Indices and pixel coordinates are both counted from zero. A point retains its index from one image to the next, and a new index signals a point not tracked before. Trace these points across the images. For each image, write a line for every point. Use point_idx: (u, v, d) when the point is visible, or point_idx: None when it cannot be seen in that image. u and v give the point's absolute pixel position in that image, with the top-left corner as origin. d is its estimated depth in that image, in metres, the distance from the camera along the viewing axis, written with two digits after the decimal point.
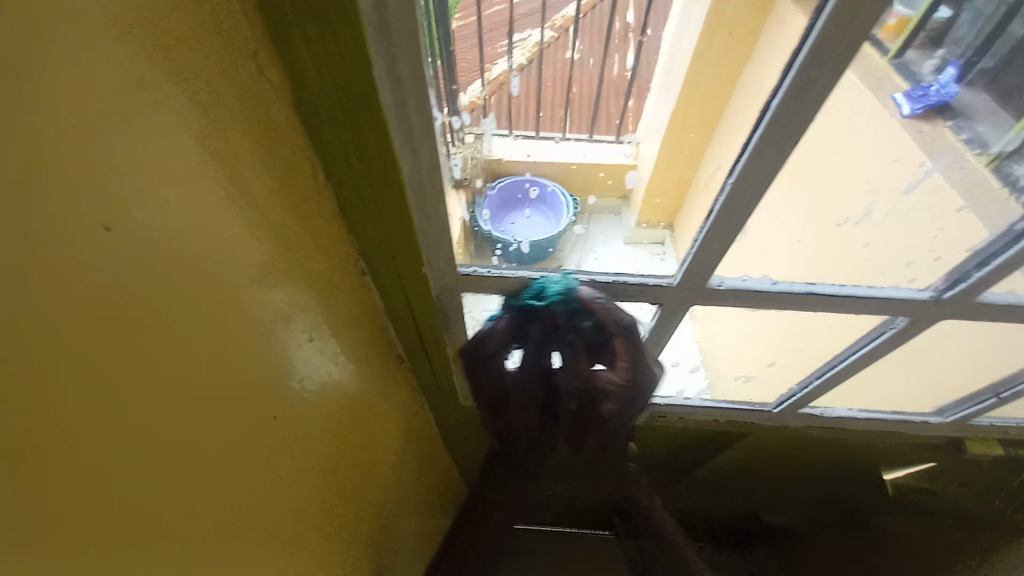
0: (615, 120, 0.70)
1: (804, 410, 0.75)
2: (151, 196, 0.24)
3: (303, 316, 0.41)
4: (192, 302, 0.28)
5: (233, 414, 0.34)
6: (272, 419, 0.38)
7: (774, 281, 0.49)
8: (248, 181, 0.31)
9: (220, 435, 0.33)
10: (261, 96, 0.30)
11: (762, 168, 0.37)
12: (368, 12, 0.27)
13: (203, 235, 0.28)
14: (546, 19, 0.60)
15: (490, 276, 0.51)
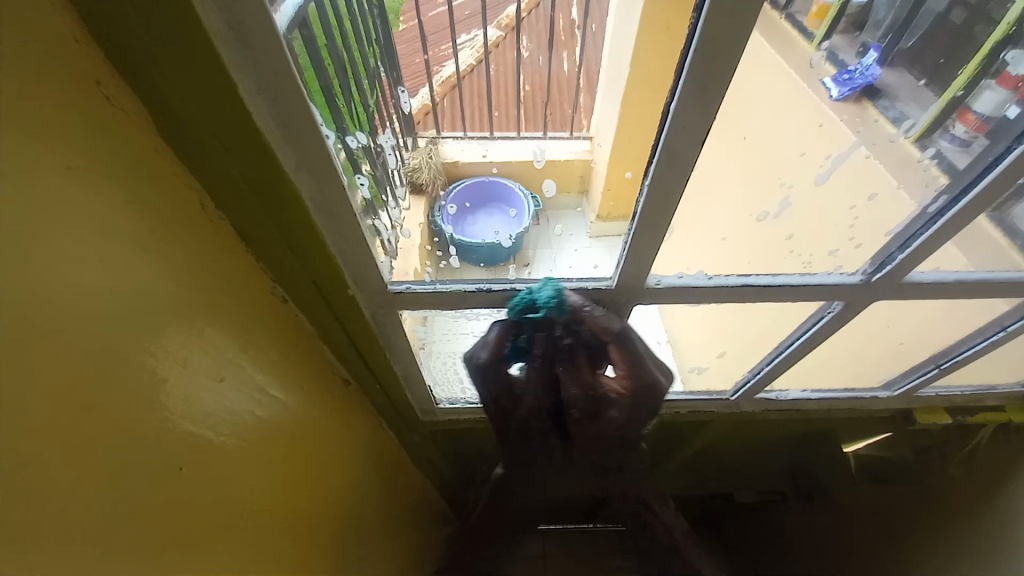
0: (568, 114, 0.63)
1: (760, 395, 0.77)
2: None
3: (208, 355, 0.37)
4: (47, 354, 0.25)
5: (131, 471, 0.30)
6: (180, 470, 0.34)
7: (709, 276, 0.49)
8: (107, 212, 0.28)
9: (115, 497, 0.29)
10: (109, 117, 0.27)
11: (677, 166, 0.36)
12: (218, 23, 0.26)
13: (50, 276, 0.25)
14: (490, 20, 0.59)
15: (426, 292, 0.49)
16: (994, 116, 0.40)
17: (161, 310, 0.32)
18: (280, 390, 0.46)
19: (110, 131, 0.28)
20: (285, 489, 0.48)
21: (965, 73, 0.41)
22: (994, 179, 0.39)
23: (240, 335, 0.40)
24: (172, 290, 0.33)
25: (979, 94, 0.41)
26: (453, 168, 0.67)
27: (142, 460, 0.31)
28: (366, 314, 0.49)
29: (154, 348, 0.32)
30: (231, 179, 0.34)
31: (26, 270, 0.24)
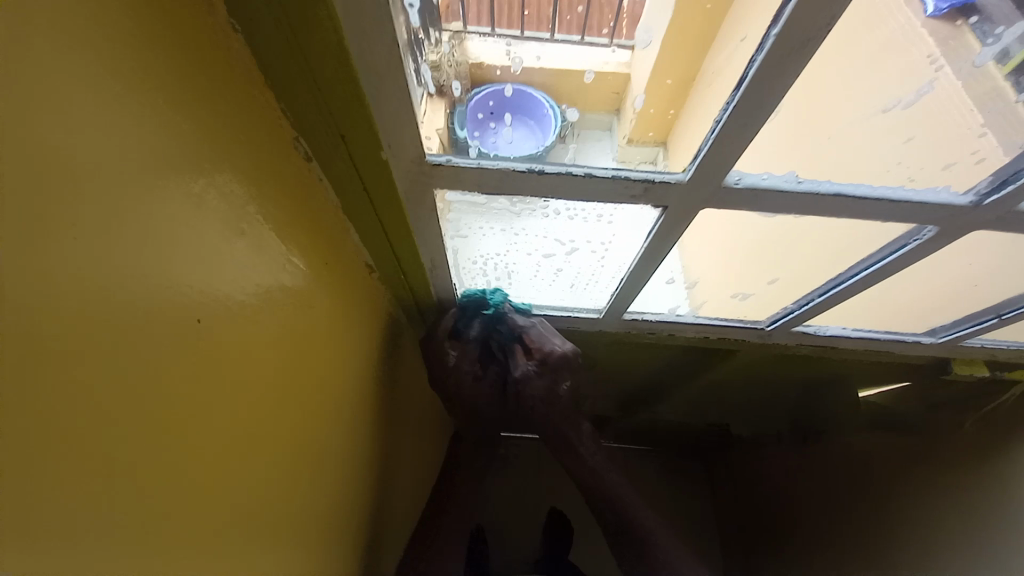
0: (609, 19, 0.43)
1: (797, 329, 0.73)
2: None
3: (224, 203, 0.32)
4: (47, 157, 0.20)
5: (154, 321, 0.26)
6: (197, 324, 0.30)
7: (799, 180, 0.41)
8: None
9: (135, 344, 0.25)
10: None
11: (813, 17, 0.28)
12: None
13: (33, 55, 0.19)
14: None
15: (469, 168, 0.42)
16: None
17: (167, 139, 0.27)
18: (304, 262, 0.42)
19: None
20: (311, 367, 0.45)
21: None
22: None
23: (259, 189, 0.35)
24: (180, 115, 0.27)
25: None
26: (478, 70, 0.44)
27: (168, 310, 0.27)
28: (400, 188, 0.43)
29: (164, 183, 0.27)
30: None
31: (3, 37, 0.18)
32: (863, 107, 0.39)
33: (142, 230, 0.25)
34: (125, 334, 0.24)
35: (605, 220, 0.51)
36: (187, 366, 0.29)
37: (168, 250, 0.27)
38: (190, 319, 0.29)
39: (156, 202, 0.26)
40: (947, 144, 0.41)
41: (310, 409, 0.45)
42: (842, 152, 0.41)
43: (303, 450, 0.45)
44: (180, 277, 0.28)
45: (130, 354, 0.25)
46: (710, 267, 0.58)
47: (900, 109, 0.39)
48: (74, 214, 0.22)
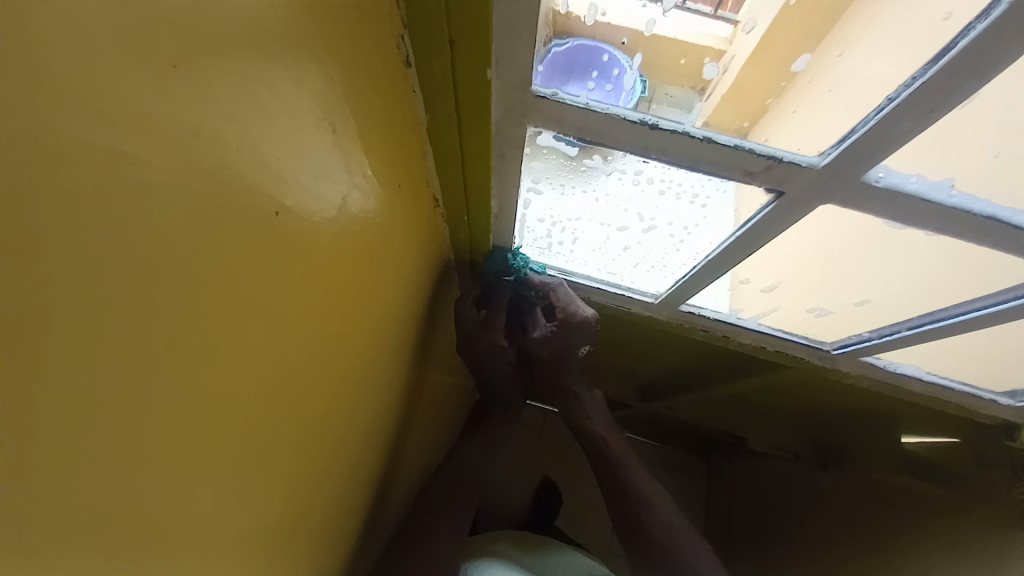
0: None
1: (864, 360, 0.67)
2: None
3: (323, 94, 0.29)
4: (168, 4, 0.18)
5: (234, 205, 0.25)
6: (273, 215, 0.28)
7: (950, 192, 0.36)
8: None
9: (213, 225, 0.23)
10: None
11: None
12: None
13: None
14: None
15: (576, 107, 0.37)
16: None
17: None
18: (379, 179, 0.39)
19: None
20: (363, 285, 0.43)
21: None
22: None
23: (355, 80, 0.31)
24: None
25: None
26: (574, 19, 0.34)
27: (249, 198, 0.25)
28: (494, 115, 0.39)
29: (272, 57, 0.24)
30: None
31: None
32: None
33: (238, 90, 0.22)
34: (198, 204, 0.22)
35: (700, 200, 0.46)
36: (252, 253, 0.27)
37: (256, 123, 0.24)
38: (262, 203, 0.27)
39: (257, 65, 0.23)
40: None
41: (351, 327, 0.44)
42: (1017, 173, 0.34)
43: (337, 363, 0.44)
44: (261, 159, 0.25)
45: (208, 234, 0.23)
46: (795, 274, 0.53)
47: None
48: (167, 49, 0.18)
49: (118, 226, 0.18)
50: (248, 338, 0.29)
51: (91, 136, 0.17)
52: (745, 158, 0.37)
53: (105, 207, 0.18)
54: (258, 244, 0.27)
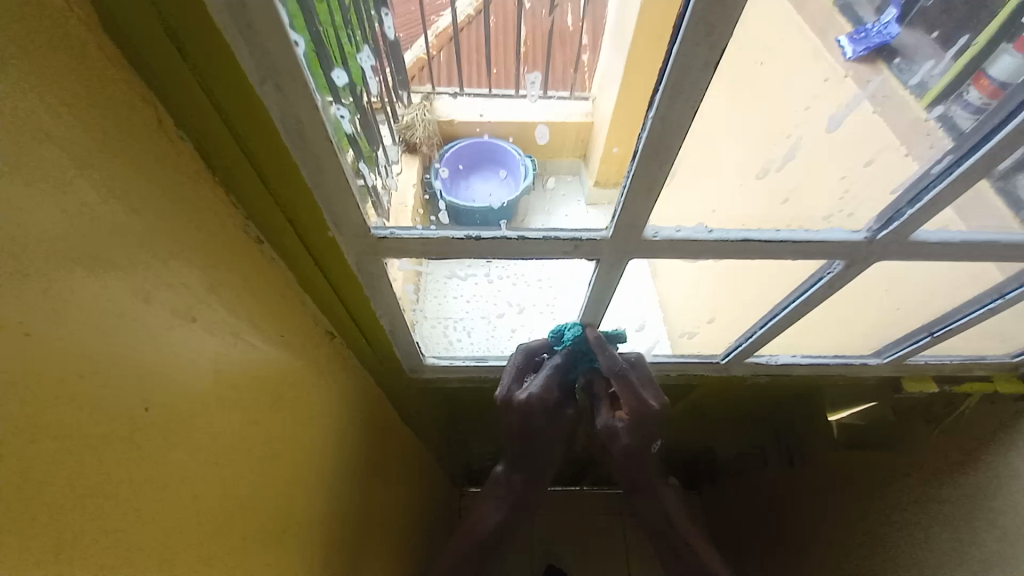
0: (572, 74, 0.60)
1: (751, 359, 0.76)
2: None
3: (176, 295, 0.34)
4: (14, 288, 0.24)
5: (99, 413, 0.29)
6: (141, 411, 0.31)
7: (709, 230, 0.46)
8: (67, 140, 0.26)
9: (72, 442, 0.27)
10: (57, 38, 0.25)
11: (688, 98, 0.33)
12: None
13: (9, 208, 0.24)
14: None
15: (412, 239, 0.46)
16: (1011, 83, 0.36)
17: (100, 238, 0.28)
18: (258, 338, 0.44)
19: (26, 10, 0.23)
20: (264, 436, 0.46)
21: (990, 28, 0.36)
22: (993, 148, 0.38)
23: (208, 270, 0.37)
24: (118, 213, 0.29)
25: (996, 56, 0.36)
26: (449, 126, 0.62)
27: (114, 405, 0.30)
28: (350, 259, 0.47)
29: (117, 286, 0.30)
30: (186, 82, 0.30)
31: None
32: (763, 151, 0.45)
33: (68, 325, 0.27)
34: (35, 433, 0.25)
35: (545, 281, 0.55)
36: (115, 451, 0.30)
37: (97, 345, 0.28)
38: (122, 405, 0.30)
39: (102, 296, 0.29)
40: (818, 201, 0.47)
41: (261, 479, 0.45)
42: (748, 194, 0.47)
43: (253, 520, 0.45)
44: (107, 370, 0.29)
45: (72, 450, 0.27)
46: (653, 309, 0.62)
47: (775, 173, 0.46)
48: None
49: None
50: (128, 530, 0.31)
51: None
52: (556, 244, 0.47)
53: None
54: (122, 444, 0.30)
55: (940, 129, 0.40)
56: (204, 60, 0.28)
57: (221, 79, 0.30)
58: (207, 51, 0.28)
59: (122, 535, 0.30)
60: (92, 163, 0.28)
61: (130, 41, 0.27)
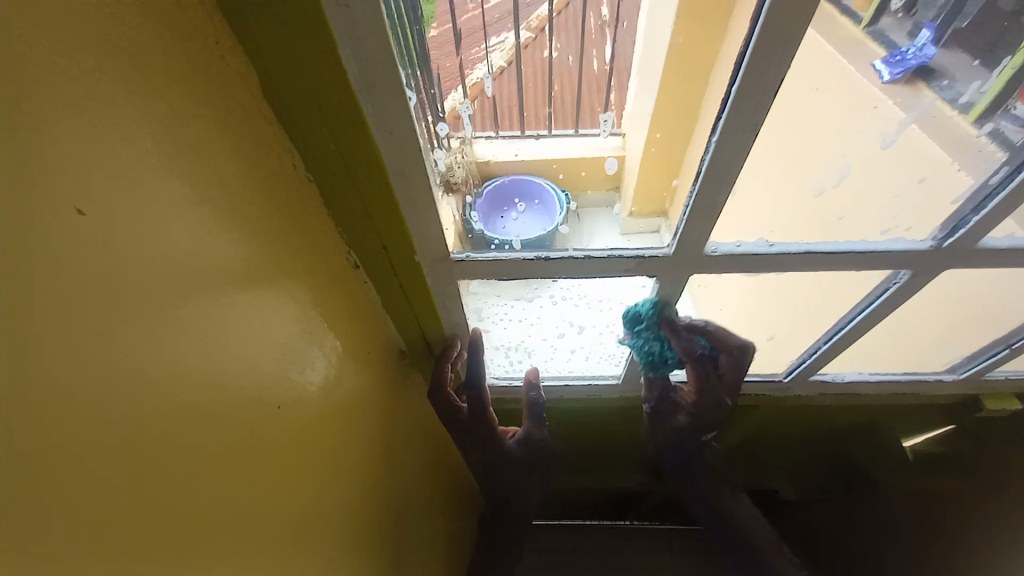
0: (600, 110, 0.69)
1: (814, 377, 0.75)
2: (144, 197, 0.26)
3: (288, 310, 0.40)
4: (186, 299, 0.29)
5: (227, 408, 0.33)
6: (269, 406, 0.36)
7: (770, 244, 0.48)
8: (230, 179, 0.32)
9: (209, 432, 0.31)
10: (234, 99, 0.31)
11: (747, 119, 0.36)
12: (336, 18, 0.29)
13: (189, 231, 0.29)
14: (522, 20, 0.56)
15: (485, 261, 0.50)
16: None
17: (240, 265, 0.34)
18: (342, 352, 0.49)
19: (216, 84, 0.30)
20: (342, 443, 0.50)
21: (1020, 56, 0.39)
22: None
23: (313, 290, 0.42)
24: (257, 245, 0.35)
25: None
26: (485, 168, 0.64)
27: (239, 401, 0.34)
28: (431, 282, 0.51)
29: (252, 300, 0.35)
30: (319, 133, 0.35)
31: (180, 230, 0.29)
32: (819, 170, 0.47)
33: (214, 335, 0.31)
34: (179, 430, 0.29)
35: (605, 301, 0.59)
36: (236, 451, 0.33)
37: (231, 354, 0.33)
38: (239, 406, 0.34)
39: (240, 307, 0.34)
40: (874, 213, 0.49)
41: (334, 491, 0.49)
42: (806, 215, 0.49)
43: (326, 523, 0.48)
44: (234, 378, 0.34)
45: (212, 436, 0.31)
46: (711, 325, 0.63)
47: (830, 188, 0.48)
48: (160, 322, 0.27)
49: (118, 462, 0.25)
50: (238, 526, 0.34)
51: (141, 392, 0.26)
52: (621, 261, 0.50)
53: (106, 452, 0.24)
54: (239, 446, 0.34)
55: (986, 139, 0.43)
56: (336, 114, 0.34)
57: (348, 130, 0.35)
58: (341, 107, 0.33)
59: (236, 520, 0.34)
60: (245, 198, 0.34)
61: (284, 101, 0.33)
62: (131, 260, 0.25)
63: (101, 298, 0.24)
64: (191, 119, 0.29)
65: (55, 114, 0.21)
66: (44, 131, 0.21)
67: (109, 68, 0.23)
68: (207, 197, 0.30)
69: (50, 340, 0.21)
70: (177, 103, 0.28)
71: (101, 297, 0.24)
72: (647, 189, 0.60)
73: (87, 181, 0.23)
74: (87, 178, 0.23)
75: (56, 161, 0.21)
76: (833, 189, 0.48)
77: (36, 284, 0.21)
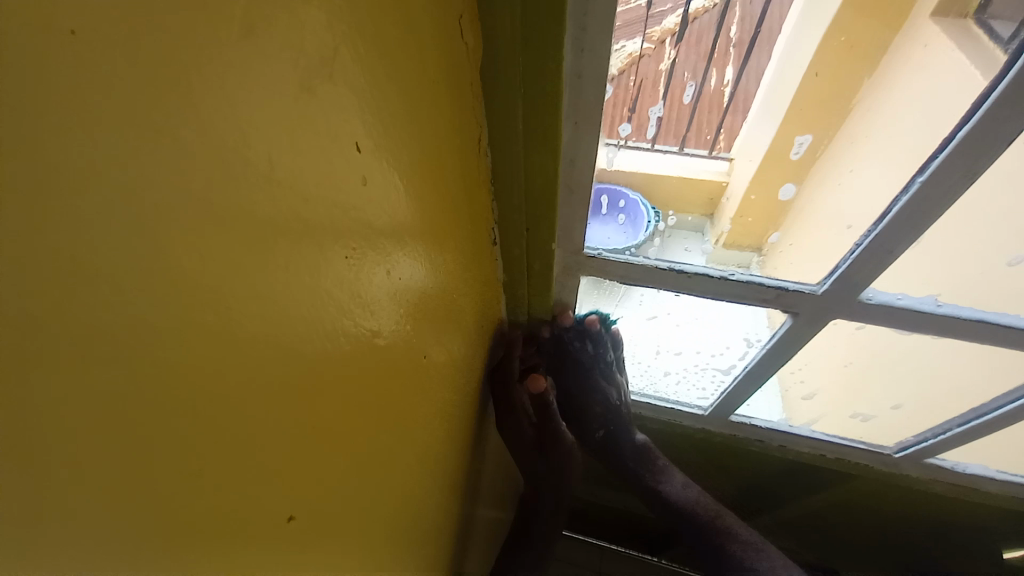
0: (707, 133, 0.51)
1: (929, 461, 0.68)
2: (397, 148, 0.29)
3: (449, 276, 0.42)
4: (400, 246, 0.32)
5: (400, 357, 0.35)
6: (421, 359, 0.39)
7: (938, 303, 0.45)
8: (443, 145, 0.35)
9: (389, 372, 0.34)
10: (462, 73, 0.34)
11: (963, 165, 0.35)
12: (574, 14, 0.32)
13: (413, 186, 0.32)
14: (647, 27, 0.39)
15: (616, 261, 0.52)
16: None
17: (429, 224, 0.35)
18: (470, 324, 0.51)
19: (456, 58, 0.33)
20: (454, 409, 0.52)
21: None
22: None
23: (466, 260, 0.45)
24: (445, 208, 0.37)
25: None
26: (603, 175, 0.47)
27: (409, 349, 0.37)
28: (554, 271, 0.53)
29: (434, 259, 0.38)
30: (515, 116, 0.38)
31: (409, 183, 0.31)
32: None
33: (404, 286, 0.33)
34: (372, 362, 0.31)
35: (721, 328, 0.58)
36: (394, 397, 0.35)
37: (410, 306, 0.35)
38: (405, 356, 0.36)
39: (425, 264, 0.36)
40: None
41: (439, 456, 0.50)
42: (989, 283, 0.44)
43: (435, 483, 0.50)
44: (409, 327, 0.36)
45: (391, 374, 0.34)
46: (827, 375, 0.60)
47: None
48: (376, 262, 0.29)
49: (339, 378, 0.28)
50: (386, 463, 0.36)
51: (360, 321, 0.29)
52: (757, 290, 0.49)
53: (327, 369, 0.26)
54: (398, 392, 0.36)
55: None
56: (540, 102, 0.36)
57: (543, 119, 0.37)
58: (548, 95, 0.35)
59: (388, 457, 0.36)
60: (448, 164, 0.36)
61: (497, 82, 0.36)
62: (381, 201, 0.28)
63: (358, 230, 0.26)
64: (437, 86, 0.31)
65: (371, 63, 0.24)
66: (363, 75, 0.24)
67: (406, 27, 0.26)
68: (429, 157, 0.33)
69: (320, 257, 0.24)
70: (426, 63, 0.29)
71: (359, 229, 0.26)
72: (749, 223, 0.53)
73: (373, 124, 0.26)
74: (373, 123, 0.26)
75: (354, 99, 0.23)
76: None
77: (331, 204, 0.23)
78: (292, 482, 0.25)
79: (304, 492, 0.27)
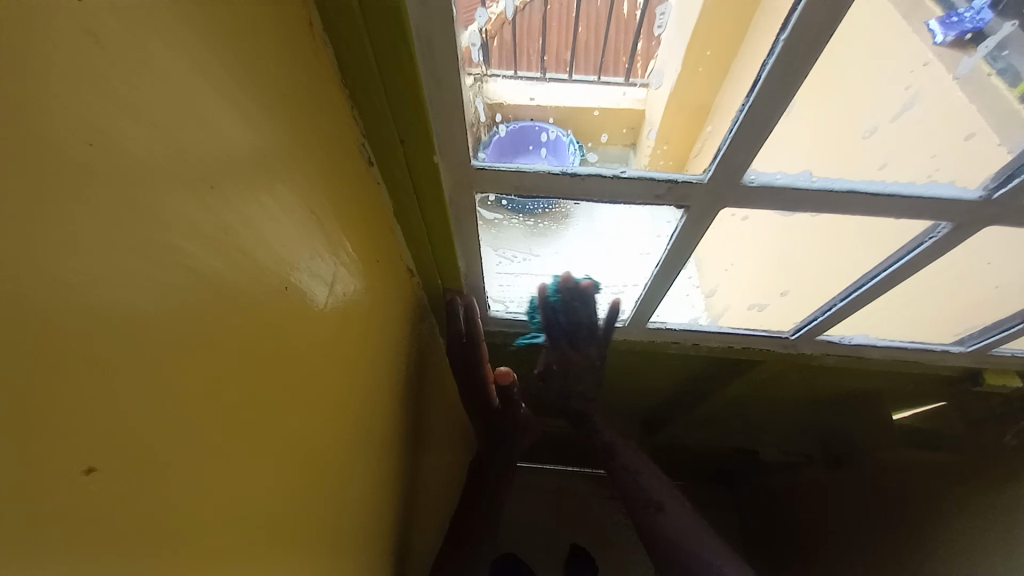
0: (625, 60, 0.51)
1: (821, 337, 0.74)
2: (169, 13, 0.23)
3: (311, 197, 0.37)
4: (213, 150, 0.26)
5: (251, 289, 0.31)
6: (284, 289, 0.35)
7: (812, 178, 0.46)
8: (254, 24, 0.28)
9: (235, 302, 0.29)
10: None
11: (823, 18, 0.33)
12: None
13: (218, 70, 0.26)
14: None
15: (507, 171, 0.48)
16: None
17: (258, 129, 0.30)
18: (357, 255, 0.46)
19: None
20: (356, 350, 0.48)
21: None
22: None
23: (334, 179, 0.40)
24: (283, 109, 0.32)
25: None
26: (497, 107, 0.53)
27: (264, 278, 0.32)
28: (446, 190, 0.50)
29: (280, 169, 0.32)
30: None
31: (210, 65, 0.25)
32: (872, 110, 0.43)
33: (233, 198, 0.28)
34: (199, 290, 0.26)
35: (625, 234, 0.58)
36: (250, 332, 0.31)
37: (249, 226, 0.30)
38: (256, 287, 0.31)
39: (266, 178, 0.31)
40: (917, 160, 0.46)
41: (346, 400, 0.47)
42: (851, 156, 0.46)
43: (342, 428, 0.47)
44: (261, 253, 0.31)
45: (240, 305, 0.30)
46: (727, 267, 0.62)
47: (879, 133, 0.45)
48: (171, 161, 0.23)
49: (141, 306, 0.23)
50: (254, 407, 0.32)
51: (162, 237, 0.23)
52: (651, 184, 0.47)
53: (113, 292, 0.21)
54: (253, 330, 0.31)
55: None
56: None
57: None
58: None
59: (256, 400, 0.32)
60: (272, 53, 0.30)
61: None
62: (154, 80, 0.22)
63: (115, 111, 0.20)
64: None
65: None
66: None
67: None
68: (239, 38, 0.27)
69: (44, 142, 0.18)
70: None
71: (117, 111, 0.21)
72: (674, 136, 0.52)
73: None
74: None
75: None
76: (882, 134, 0.45)
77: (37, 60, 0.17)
78: (92, 441, 0.21)
79: (114, 443, 0.22)
